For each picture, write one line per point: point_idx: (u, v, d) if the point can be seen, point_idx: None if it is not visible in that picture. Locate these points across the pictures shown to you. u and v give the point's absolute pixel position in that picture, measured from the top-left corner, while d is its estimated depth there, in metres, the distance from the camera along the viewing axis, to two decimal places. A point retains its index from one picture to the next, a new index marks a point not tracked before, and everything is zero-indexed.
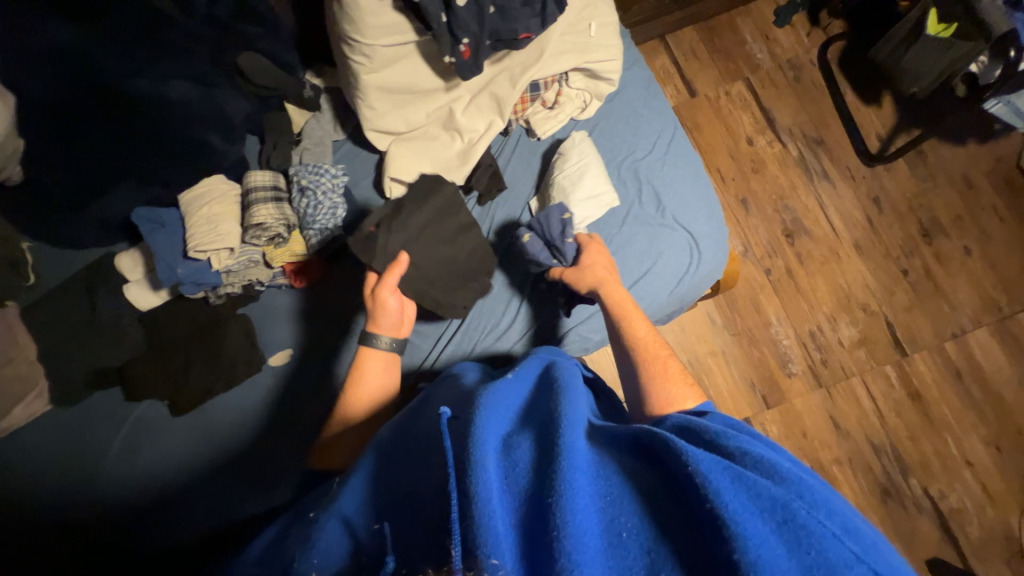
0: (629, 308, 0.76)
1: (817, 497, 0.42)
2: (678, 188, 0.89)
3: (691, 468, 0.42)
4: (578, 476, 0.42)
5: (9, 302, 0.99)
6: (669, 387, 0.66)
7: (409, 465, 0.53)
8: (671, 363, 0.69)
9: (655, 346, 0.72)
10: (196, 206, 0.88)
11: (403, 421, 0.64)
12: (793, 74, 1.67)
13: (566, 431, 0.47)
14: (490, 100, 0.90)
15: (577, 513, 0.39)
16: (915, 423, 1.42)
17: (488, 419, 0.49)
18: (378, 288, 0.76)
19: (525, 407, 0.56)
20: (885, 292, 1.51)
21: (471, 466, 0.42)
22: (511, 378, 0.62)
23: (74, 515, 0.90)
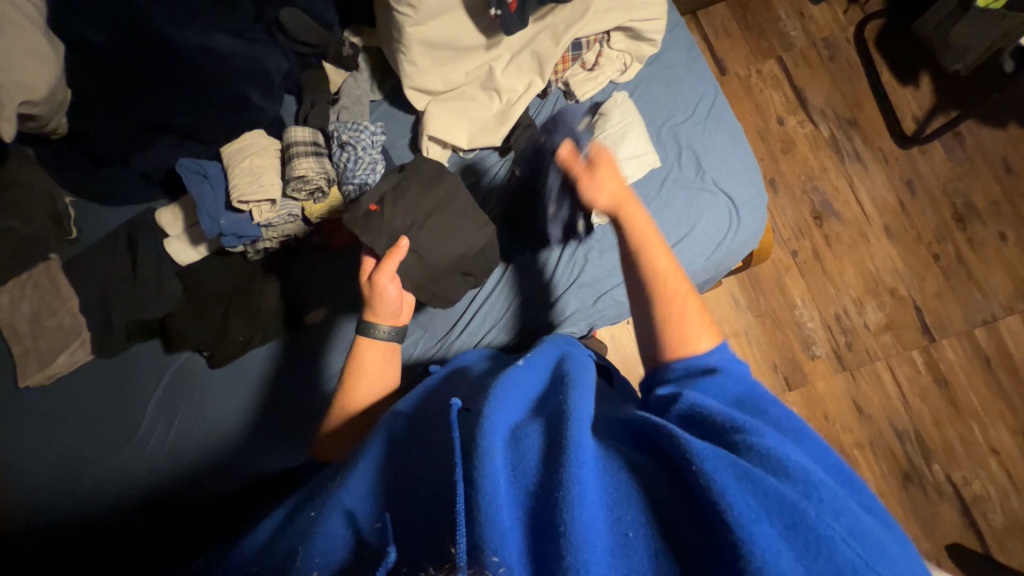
0: (646, 237, 0.70)
1: (827, 496, 0.39)
2: (718, 152, 0.91)
3: (696, 468, 0.38)
4: (586, 471, 0.38)
5: (53, 257, 1.02)
6: (686, 326, 0.62)
7: (427, 439, 0.50)
8: (689, 302, 0.65)
9: (672, 278, 0.66)
10: (239, 159, 0.90)
11: (410, 402, 0.60)
12: (827, 53, 1.63)
13: (575, 423, 0.42)
14: (530, 59, 0.91)
15: (584, 510, 0.35)
16: (940, 409, 1.40)
17: (498, 405, 0.45)
18: (378, 274, 0.73)
19: (541, 391, 0.51)
20: (915, 276, 1.48)
21: (476, 458, 0.38)
22: (522, 366, 0.55)
23: (114, 462, 0.95)
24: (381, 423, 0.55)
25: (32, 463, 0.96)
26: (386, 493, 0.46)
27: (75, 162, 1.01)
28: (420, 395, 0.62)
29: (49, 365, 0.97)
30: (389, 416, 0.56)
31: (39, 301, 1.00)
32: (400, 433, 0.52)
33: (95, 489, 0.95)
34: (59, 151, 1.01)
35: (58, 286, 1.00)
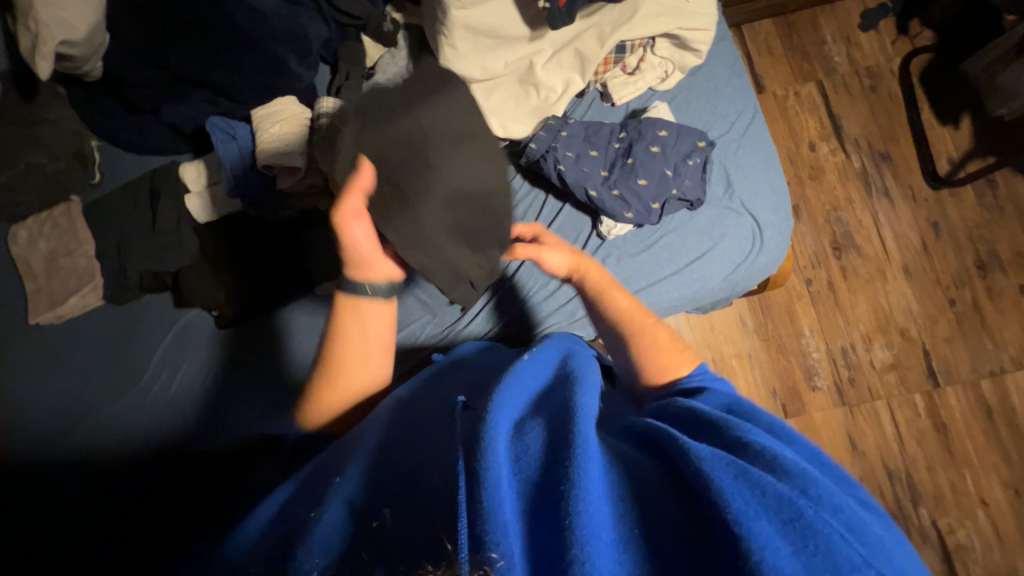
0: (607, 284, 0.75)
1: (824, 494, 0.38)
2: (749, 172, 0.90)
3: (696, 467, 0.38)
4: (591, 466, 0.38)
5: (73, 197, 1.03)
6: (668, 354, 0.67)
7: (425, 438, 0.51)
8: (660, 331, 0.70)
9: (641, 313, 0.72)
10: (268, 124, 0.91)
11: (405, 397, 0.61)
12: (869, 82, 1.59)
13: (581, 419, 0.43)
14: (573, 57, 0.90)
15: (591, 503, 0.36)
16: (935, 454, 1.39)
17: (502, 402, 0.45)
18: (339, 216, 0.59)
19: (542, 387, 0.51)
20: (927, 320, 1.47)
21: (481, 451, 0.39)
22: (526, 360, 0.54)
23: (116, 409, 0.97)
24: (383, 410, 0.59)
25: (37, 399, 0.98)
26: (388, 488, 0.45)
27: (106, 108, 1.01)
28: (415, 391, 0.63)
29: (61, 305, 0.99)
30: (391, 406, 0.59)
31: (56, 240, 1.01)
32: (394, 429, 0.55)
33: (93, 433, 0.96)
34: (91, 94, 1.01)
35: (76, 228, 1.01)
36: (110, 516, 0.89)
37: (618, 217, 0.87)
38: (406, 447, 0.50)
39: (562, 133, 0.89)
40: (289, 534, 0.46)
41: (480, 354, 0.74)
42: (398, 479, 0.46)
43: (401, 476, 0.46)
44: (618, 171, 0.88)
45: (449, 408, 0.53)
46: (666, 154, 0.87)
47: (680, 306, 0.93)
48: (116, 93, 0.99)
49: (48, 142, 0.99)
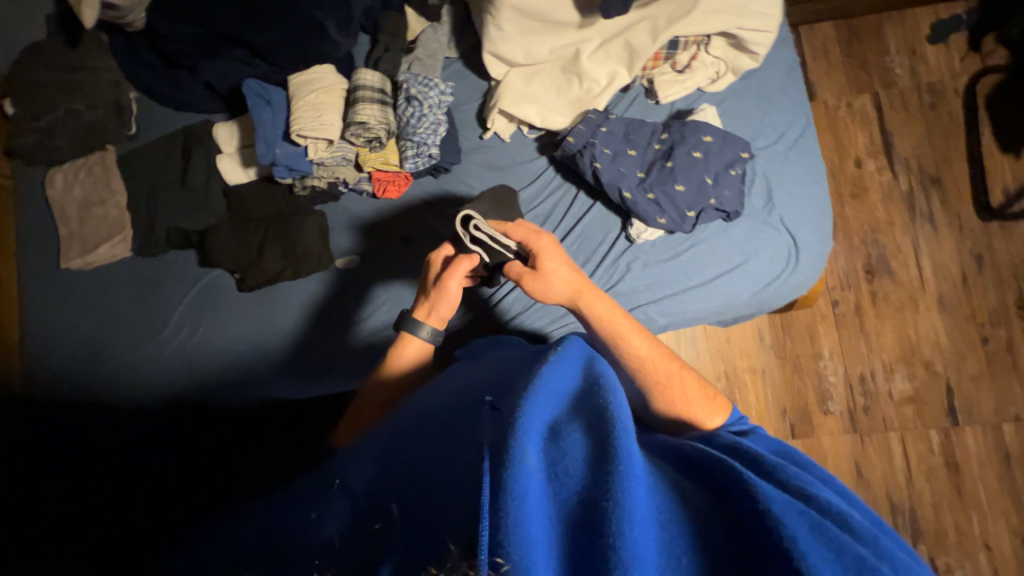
0: (622, 326, 0.67)
1: (897, 561, 0.37)
2: (793, 187, 0.87)
3: (764, 509, 0.37)
4: (635, 486, 0.38)
5: (108, 147, 1.04)
6: (695, 407, 0.64)
7: (443, 433, 0.50)
8: (687, 379, 0.66)
9: (664, 363, 0.66)
10: (304, 92, 0.89)
11: (432, 390, 0.62)
12: (930, 99, 1.50)
13: (622, 435, 0.42)
14: (621, 48, 0.86)
15: (635, 525, 0.36)
16: (942, 492, 1.36)
17: (534, 404, 0.44)
18: (445, 275, 0.71)
19: (574, 392, 0.50)
20: (955, 356, 1.41)
21: (509, 456, 0.38)
22: (555, 362, 0.53)
23: (139, 358, 0.99)
24: (410, 407, 0.59)
25: (63, 340, 1.01)
26: (399, 482, 0.46)
27: (146, 60, 1.02)
28: (437, 384, 0.63)
29: (92, 253, 1.02)
30: (418, 402, 0.60)
31: (90, 188, 1.03)
32: (412, 426, 0.55)
33: (114, 380, 0.99)
34: (133, 44, 1.01)
35: (110, 178, 1.02)
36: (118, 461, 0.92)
37: (650, 221, 0.84)
38: (419, 446, 0.50)
39: (602, 128, 0.86)
40: (299, 517, 0.47)
41: (495, 346, 0.75)
42: (407, 475, 0.46)
43: (411, 474, 0.47)
44: (656, 173, 0.85)
45: (472, 403, 0.52)
46: (707, 161, 0.84)
47: (701, 319, 0.90)
48: (156, 45, 0.99)
49: (88, 90, 1.01)
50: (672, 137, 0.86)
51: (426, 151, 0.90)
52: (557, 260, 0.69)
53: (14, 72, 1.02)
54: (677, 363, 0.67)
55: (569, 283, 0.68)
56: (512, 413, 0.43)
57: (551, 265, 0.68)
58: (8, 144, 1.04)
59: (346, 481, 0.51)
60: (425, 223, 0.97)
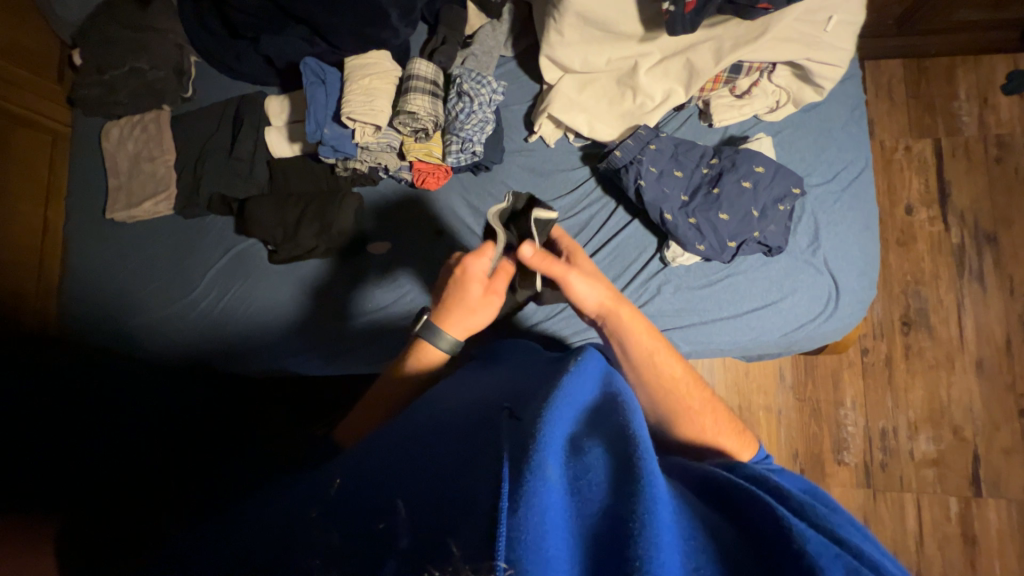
0: (656, 347, 0.67)
1: None
2: (842, 230, 0.84)
3: (798, 547, 0.36)
4: (660, 508, 0.37)
5: (164, 107, 1.08)
6: (729, 441, 0.61)
7: (459, 435, 0.50)
8: (718, 412, 0.64)
9: (697, 389, 0.65)
10: (358, 76, 0.90)
11: (450, 392, 0.62)
12: (995, 153, 1.43)
13: (646, 454, 0.41)
14: (681, 67, 0.84)
15: (661, 550, 0.34)
16: (954, 563, 1.29)
17: (556, 416, 0.43)
18: (492, 287, 0.71)
19: (593, 406, 0.49)
20: (988, 423, 1.34)
21: (530, 469, 0.37)
22: (576, 374, 0.52)
23: (167, 316, 1.02)
24: (426, 405, 0.60)
25: (98, 287, 1.05)
26: (407, 482, 0.45)
27: (209, 27, 1.04)
28: (456, 384, 0.64)
29: (136, 207, 1.05)
30: (434, 402, 0.60)
31: (142, 144, 1.06)
32: (428, 425, 0.55)
33: (142, 331, 1.03)
34: (199, 10, 1.04)
35: (161, 136, 1.05)
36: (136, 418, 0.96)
37: (688, 246, 0.82)
38: (433, 447, 0.50)
39: (651, 146, 0.85)
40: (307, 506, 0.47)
41: (515, 352, 0.74)
42: (418, 474, 0.46)
43: (422, 473, 0.46)
44: (700, 199, 0.83)
45: (491, 409, 0.52)
46: (756, 192, 0.82)
47: (727, 352, 0.88)
48: (222, 14, 1.01)
49: (152, 49, 1.04)
50: (726, 162, 0.84)
51: (470, 149, 0.89)
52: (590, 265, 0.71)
53: (85, 25, 1.06)
54: (707, 390, 0.67)
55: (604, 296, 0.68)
56: (533, 425, 0.42)
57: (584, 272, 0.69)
58: (71, 93, 1.08)
59: (355, 468, 0.51)
60: (459, 220, 0.97)
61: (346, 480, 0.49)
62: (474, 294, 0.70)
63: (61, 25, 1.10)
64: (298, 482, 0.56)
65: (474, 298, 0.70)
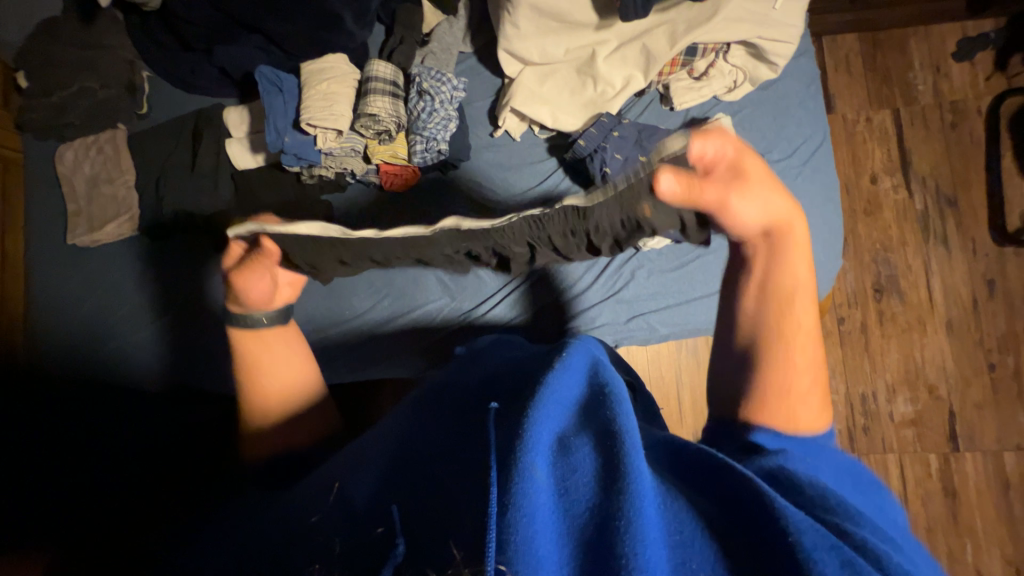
0: (801, 290, 0.60)
1: None
2: (805, 204, 0.87)
3: (793, 542, 0.35)
4: (647, 505, 0.37)
5: (119, 126, 1.04)
6: (826, 419, 0.56)
7: (446, 436, 0.50)
8: (822, 384, 0.58)
9: (817, 352, 0.59)
10: (316, 81, 0.88)
11: (433, 394, 0.62)
12: (951, 119, 1.47)
13: (632, 449, 0.41)
14: (638, 52, 0.84)
15: (647, 546, 0.35)
16: (938, 517, 1.34)
17: (543, 415, 0.43)
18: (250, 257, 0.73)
19: (581, 402, 0.49)
20: (961, 381, 1.39)
21: (519, 471, 0.37)
22: (562, 369, 0.51)
23: (141, 341, 1.00)
24: (410, 409, 0.60)
25: (67, 315, 1.02)
26: (395, 487, 0.45)
27: (158, 39, 1.01)
28: (442, 384, 0.64)
29: (98, 231, 1.02)
30: (417, 405, 0.60)
31: (100, 166, 1.03)
32: (413, 428, 0.54)
33: (118, 357, 1.00)
34: (148, 24, 1.01)
35: (119, 156, 1.02)
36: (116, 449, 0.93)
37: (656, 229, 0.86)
38: (421, 449, 0.50)
39: (614, 133, 0.87)
40: (295, 523, 0.47)
41: (497, 347, 0.74)
42: (409, 475, 0.46)
43: (411, 478, 0.46)
44: None
45: (475, 408, 0.52)
46: None
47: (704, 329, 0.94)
48: (171, 26, 0.98)
49: (102, 67, 1.00)
50: None
51: (434, 147, 0.89)
52: (762, 170, 0.64)
53: (27, 46, 1.02)
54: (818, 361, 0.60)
55: (772, 206, 0.61)
56: (521, 423, 0.42)
57: (754, 168, 0.63)
58: (19, 117, 1.04)
59: (347, 473, 0.51)
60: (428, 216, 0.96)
61: (340, 488, 0.49)
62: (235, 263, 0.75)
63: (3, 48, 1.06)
64: (289, 494, 0.56)
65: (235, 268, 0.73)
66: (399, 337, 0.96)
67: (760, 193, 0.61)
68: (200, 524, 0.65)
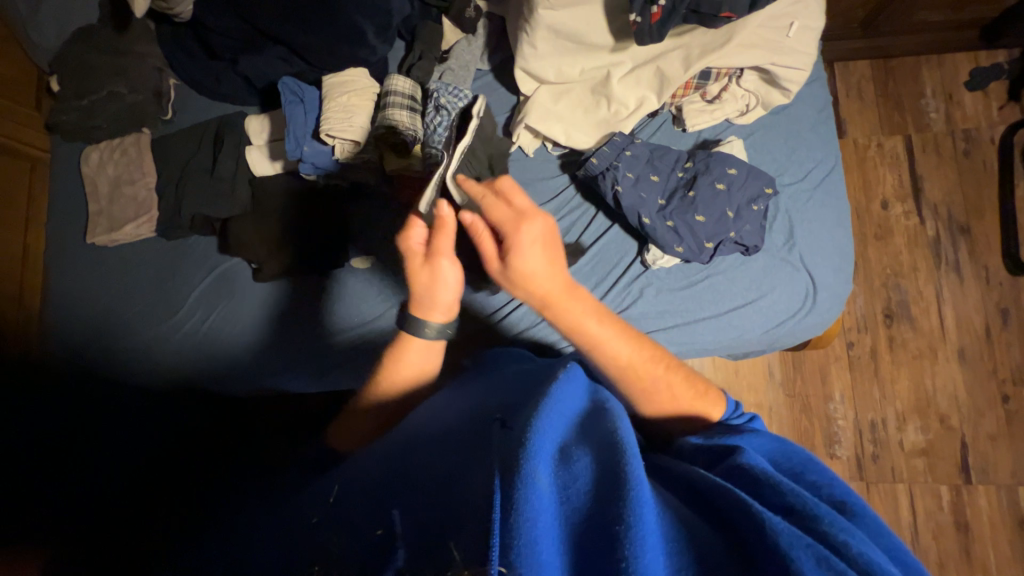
0: (601, 336, 0.63)
1: None
2: (816, 227, 0.87)
3: (773, 544, 0.35)
4: (645, 511, 0.37)
5: (144, 129, 1.08)
6: (693, 409, 0.64)
7: (450, 444, 0.50)
8: (673, 378, 0.65)
9: (648, 364, 0.64)
10: (336, 93, 0.91)
11: (440, 401, 0.62)
12: (964, 147, 1.47)
13: (632, 458, 0.41)
14: (652, 75, 0.86)
15: (647, 552, 0.34)
16: (949, 552, 1.30)
17: (545, 424, 0.44)
18: (437, 254, 0.62)
19: (581, 413, 0.50)
20: (973, 411, 1.36)
21: (522, 477, 0.37)
22: (563, 381, 0.52)
23: (151, 340, 1.01)
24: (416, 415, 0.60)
25: (82, 311, 1.04)
26: (400, 493, 0.45)
27: (187, 49, 1.05)
28: (449, 393, 0.65)
29: (116, 231, 1.04)
30: (422, 411, 0.60)
31: (123, 168, 1.06)
32: (420, 434, 0.54)
33: (126, 355, 1.01)
34: (178, 34, 1.05)
35: (142, 160, 1.05)
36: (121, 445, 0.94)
37: (667, 248, 0.84)
38: (424, 455, 0.50)
39: (626, 152, 0.87)
40: (300, 524, 0.47)
41: (503, 359, 0.74)
42: (412, 481, 0.46)
43: (417, 482, 0.46)
44: (677, 202, 0.85)
45: (480, 417, 0.53)
46: (730, 194, 0.83)
47: (714, 350, 0.90)
48: (200, 36, 1.02)
49: (130, 73, 1.04)
50: (704, 165, 0.85)
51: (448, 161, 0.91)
52: (534, 248, 0.58)
53: (62, 51, 1.07)
54: (664, 365, 0.65)
55: (548, 287, 0.60)
56: (524, 432, 0.42)
57: (528, 254, 0.58)
58: (48, 119, 1.08)
59: (352, 477, 0.52)
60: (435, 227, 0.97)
61: (343, 490, 0.50)
62: (421, 267, 0.64)
63: (37, 52, 1.10)
64: (295, 496, 0.56)
65: (421, 267, 0.63)
66: None
67: (524, 280, 0.60)
68: (200, 528, 0.65)
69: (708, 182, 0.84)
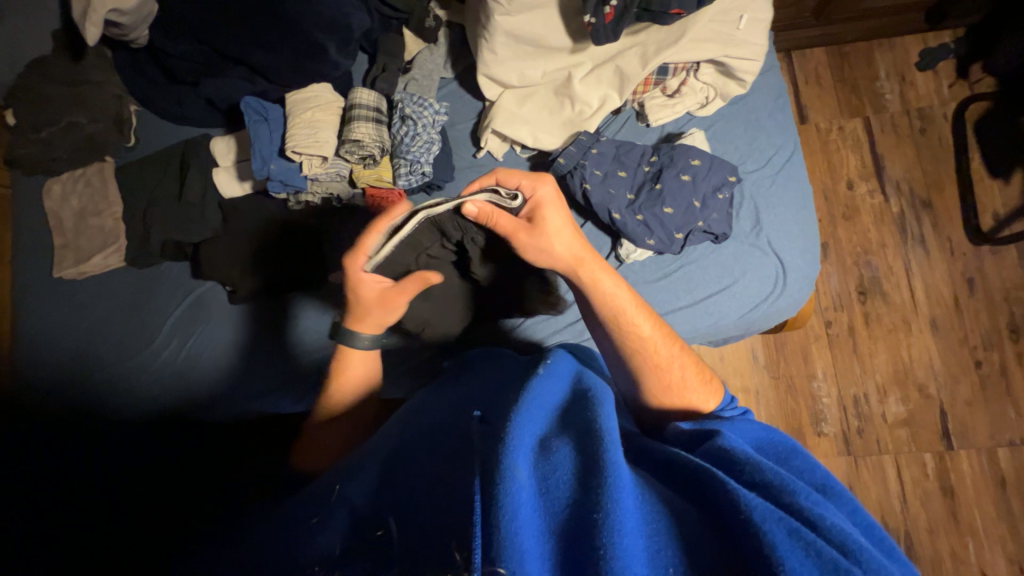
0: (624, 308, 0.66)
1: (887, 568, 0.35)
2: (781, 212, 0.89)
3: (747, 517, 0.36)
4: (624, 497, 0.37)
5: (108, 159, 1.06)
6: (700, 390, 0.65)
7: (433, 446, 0.50)
8: (685, 360, 0.67)
9: (664, 340, 0.67)
10: (301, 110, 0.91)
11: (422, 402, 0.62)
12: (919, 125, 1.53)
13: (611, 444, 0.41)
14: (612, 74, 0.88)
15: (624, 536, 0.34)
16: (937, 517, 1.34)
17: (524, 419, 0.43)
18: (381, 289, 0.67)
19: (563, 404, 0.50)
20: (949, 378, 1.41)
21: (499, 473, 0.37)
22: (543, 377, 0.52)
23: (128, 372, 0.99)
24: (397, 419, 0.60)
25: (54, 347, 1.01)
26: (387, 500, 0.45)
27: (147, 76, 1.04)
28: (430, 396, 0.64)
29: (85, 262, 1.02)
30: (404, 415, 0.60)
31: (88, 199, 1.04)
32: (398, 437, 0.55)
33: (104, 390, 0.98)
34: (137, 60, 1.03)
35: (108, 189, 1.03)
36: (101, 482, 0.91)
37: (639, 242, 0.86)
38: (409, 459, 0.49)
39: (593, 150, 0.88)
40: (289, 542, 0.47)
41: (487, 357, 0.74)
42: (400, 487, 0.46)
43: (403, 486, 0.46)
44: (645, 196, 0.86)
45: (462, 416, 0.53)
46: (695, 185, 0.85)
47: (691, 339, 0.92)
48: (160, 62, 1.01)
49: (90, 103, 1.02)
50: (669, 158, 0.87)
51: (419, 169, 0.91)
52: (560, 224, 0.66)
53: (16, 84, 1.04)
54: (678, 346, 0.67)
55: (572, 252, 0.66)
56: (502, 428, 0.42)
57: (551, 228, 0.66)
58: (7, 154, 1.05)
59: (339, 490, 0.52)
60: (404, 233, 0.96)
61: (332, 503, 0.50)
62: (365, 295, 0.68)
63: None
64: (285, 516, 0.55)
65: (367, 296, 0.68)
66: (388, 357, 0.95)
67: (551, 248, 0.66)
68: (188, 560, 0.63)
69: (672, 174, 0.86)
